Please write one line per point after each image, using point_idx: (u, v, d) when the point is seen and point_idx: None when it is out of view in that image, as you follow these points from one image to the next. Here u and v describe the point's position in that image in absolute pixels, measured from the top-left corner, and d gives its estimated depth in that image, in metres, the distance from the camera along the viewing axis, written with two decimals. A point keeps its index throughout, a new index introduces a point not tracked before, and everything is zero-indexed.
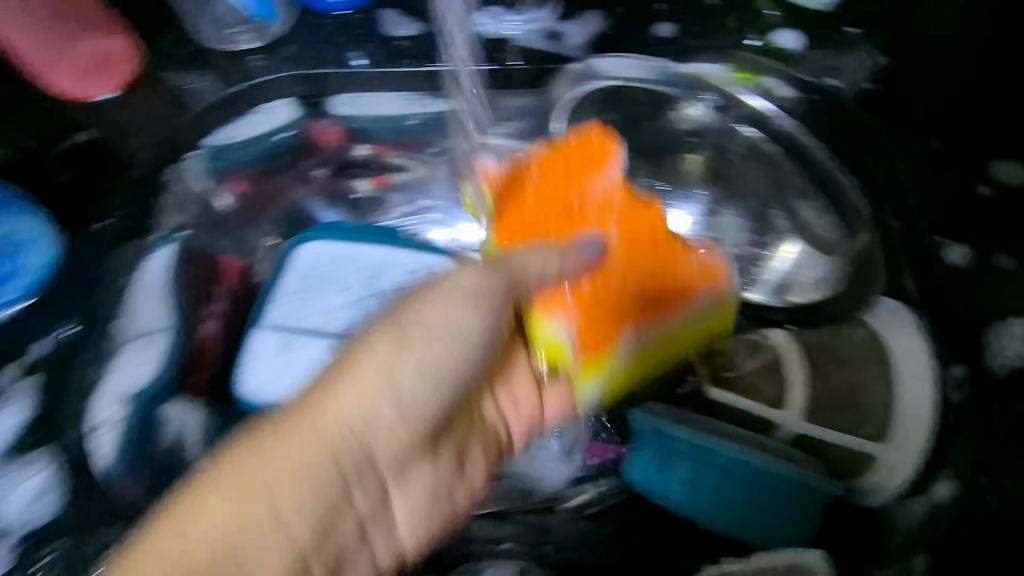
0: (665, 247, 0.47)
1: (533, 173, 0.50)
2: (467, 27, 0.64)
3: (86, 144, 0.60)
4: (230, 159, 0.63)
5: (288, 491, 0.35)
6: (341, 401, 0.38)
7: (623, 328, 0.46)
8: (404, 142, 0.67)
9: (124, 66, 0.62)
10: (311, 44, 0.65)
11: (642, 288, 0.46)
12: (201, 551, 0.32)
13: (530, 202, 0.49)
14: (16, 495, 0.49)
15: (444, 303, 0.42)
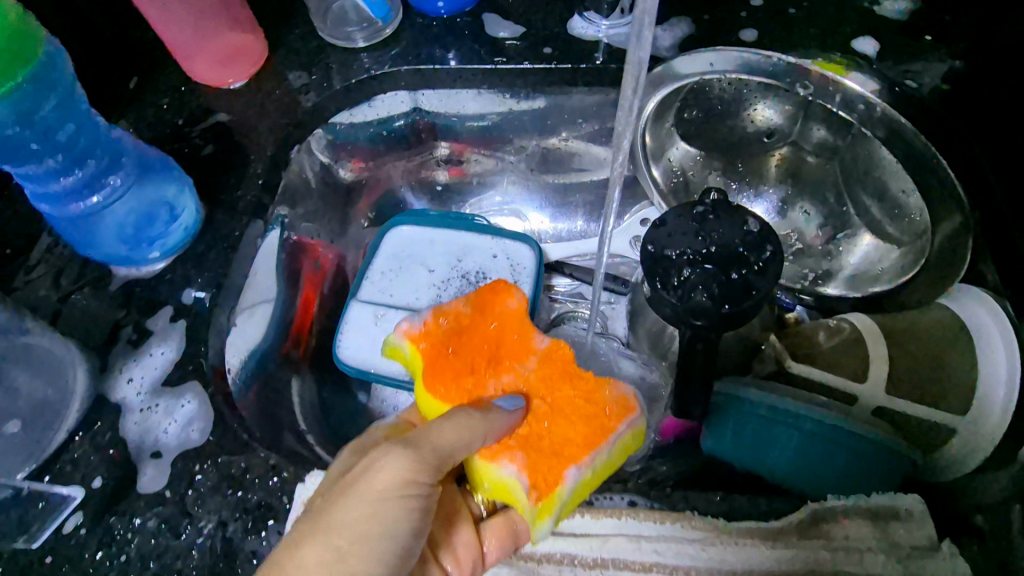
0: (583, 382, 0.46)
1: (436, 331, 0.49)
2: (562, 30, 0.70)
3: (217, 123, 0.67)
4: (350, 137, 0.72)
5: None
6: (334, 537, 0.37)
7: (567, 465, 0.42)
8: (485, 140, 0.76)
9: (254, 59, 0.69)
10: (419, 43, 0.72)
11: (569, 420, 0.44)
12: None
13: (449, 354, 0.48)
14: (172, 424, 0.48)
15: (445, 423, 0.40)
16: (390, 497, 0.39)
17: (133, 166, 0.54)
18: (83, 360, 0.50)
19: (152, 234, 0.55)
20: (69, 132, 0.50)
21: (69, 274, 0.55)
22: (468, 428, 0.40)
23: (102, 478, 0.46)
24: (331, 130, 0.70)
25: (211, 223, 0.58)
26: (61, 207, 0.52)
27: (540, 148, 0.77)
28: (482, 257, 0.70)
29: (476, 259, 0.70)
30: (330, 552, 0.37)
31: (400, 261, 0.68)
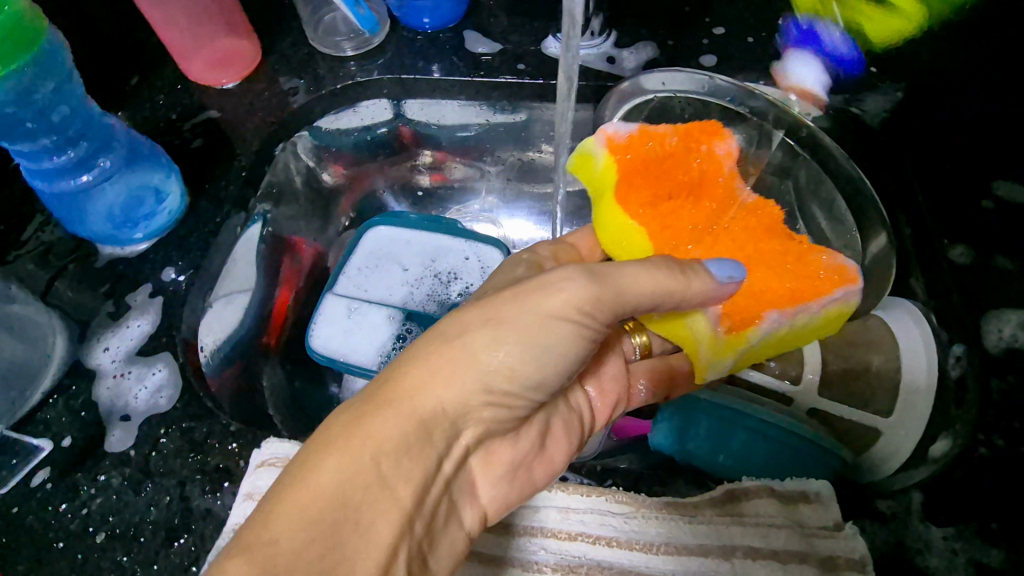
0: (798, 246, 0.50)
1: (632, 151, 0.53)
2: (536, 48, 0.75)
3: (208, 120, 0.71)
4: (332, 142, 0.75)
5: (405, 440, 0.36)
6: (435, 380, 0.37)
7: (769, 309, 0.47)
8: (464, 149, 0.80)
9: (248, 61, 0.74)
10: (402, 54, 0.77)
11: (777, 275, 0.48)
12: (340, 475, 0.34)
13: (641, 179, 0.51)
14: (142, 390, 0.51)
15: (641, 273, 0.40)
16: (534, 329, 0.39)
17: (122, 151, 0.58)
18: (63, 328, 0.54)
19: (137, 216, 0.59)
20: (62, 114, 0.53)
21: (58, 251, 0.59)
22: (661, 277, 0.41)
23: (72, 437, 0.49)
24: (316, 133, 0.74)
25: (195, 209, 0.62)
26: (53, 183, 0.56)
27: (519, 161, 0.80)
28: (451, 256, 0.74)
29: (448, 259, 0.73)
30: (519, 348, 0.39)
31: (376, 259, 0.72)
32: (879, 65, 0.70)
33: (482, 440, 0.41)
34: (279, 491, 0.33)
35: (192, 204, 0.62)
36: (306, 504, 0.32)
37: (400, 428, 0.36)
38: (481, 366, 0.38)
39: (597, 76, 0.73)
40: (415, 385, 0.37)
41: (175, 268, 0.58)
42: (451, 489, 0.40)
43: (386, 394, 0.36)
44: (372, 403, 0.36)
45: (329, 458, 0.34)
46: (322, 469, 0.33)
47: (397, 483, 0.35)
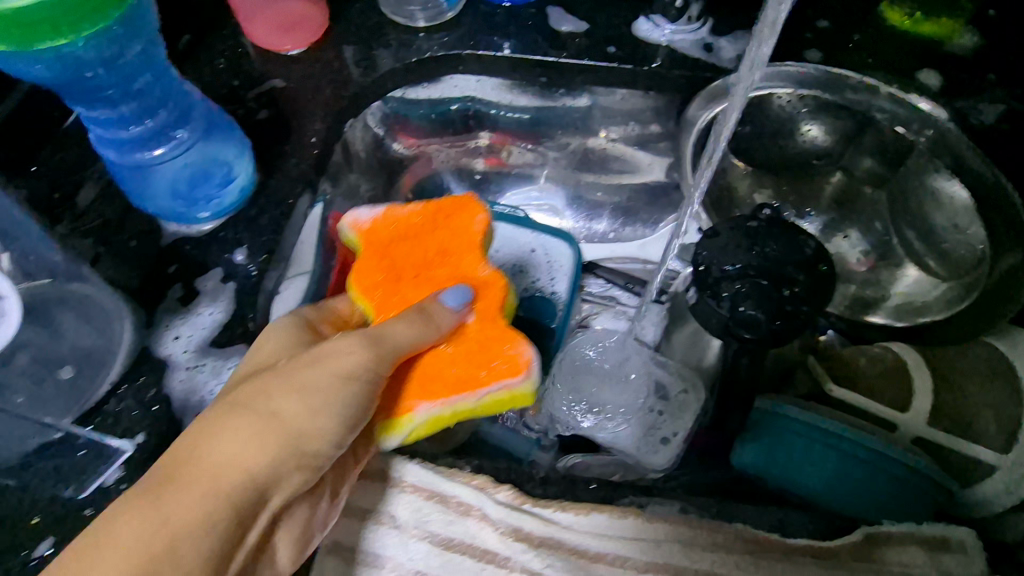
0: (493, 330, 0.43)
1: (398, 233, 0.48)
2: (627, 31, 0.70)
3: (273, 89, 0.66)
4: (403, 114, 0.75)
5: (176, 504, 0.34)
6: (220, 439, 0.36)
7: (424, 397, 0.42)
8: (521, 133, 0.81)
9: (315, 26, 0.68)
10: (480, 28, 0.71)
11: (450, 358, 0.42)
12: (122, 554, 0.33)
13: (389, 254, 0.47)
14: (218, 386, 0.47)
15: (397, 320, 0.40)
16: (299, 388, 0.38)
17: (201, 122, 0.54)
18: (132, 313, 0.50)
19: (210, 193, 0.54)
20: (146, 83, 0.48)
21: (118, 227, 0.54)
22: (417, 331, 0.40)
23: (145, 434, 0.45)
24: (393, 104, 0.73)
25: (265, 186, 0.57)
26: (125, 153, 0.52)
27: (580, 148, 0.81)
28: (523, 250, 0.75)
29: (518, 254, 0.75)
30: (287, 398, 0.38)
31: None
32: (998, 71, 0.64)
33: (290, 506, 0.39)
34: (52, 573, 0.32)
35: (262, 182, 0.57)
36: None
37: (194, 504, 0.34)
38: (254, 412, 0.37)
39: (693, 65, 0.69)
40: (213, 450, 0.36)
41: (244, 250, 0.54)
42: (256, 561, 0.38)
43: (168, 477, 0.35)
44: (155, 488, 0.35)
45: (122, 529, 0.33)
46: (107, 556, 0.32)
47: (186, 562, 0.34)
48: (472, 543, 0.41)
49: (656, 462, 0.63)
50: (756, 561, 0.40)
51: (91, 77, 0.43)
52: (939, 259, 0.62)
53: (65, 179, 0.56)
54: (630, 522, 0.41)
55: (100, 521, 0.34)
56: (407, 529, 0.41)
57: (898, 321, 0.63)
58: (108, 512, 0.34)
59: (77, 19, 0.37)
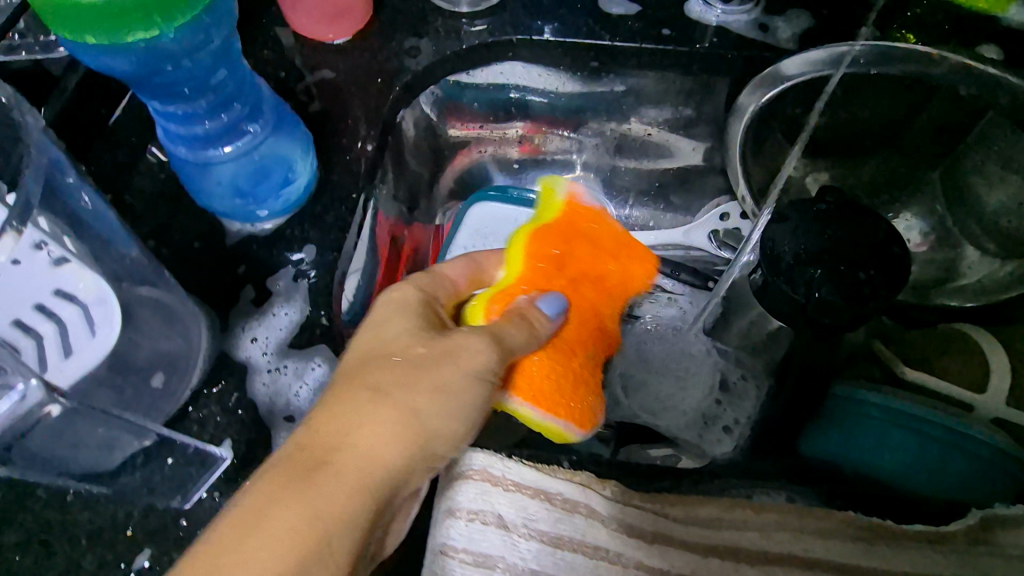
0: (594, 381, 0.50)
1: (589, 241, 0.57)
2: (679, 12, 0.69)
3: (321, 81, 0.64)
4: (460, 98, 0.74)
5: (325, 498, 0.34)
6: (364, 434, 0.35)
7: (527, 392, 0.45)
8: (554, 120, 0.80)
9: (358, 13, 0.66)
10: (527, 12, 0.70)
11: (560, 379, 0.46)
12: (281, 547, 0.32)
13: (558, 249, 0.55)
14: (303, 388, 0.46)
15: (507, 326, 0.42)
16: (439, 389, 0.37)
17: (271, 116, 0.52)
18: (206, 317, 0.49)
19: (278, 189, 0.53)
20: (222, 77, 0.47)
21: (179, 229, 0.53)
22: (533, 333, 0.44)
23: (233, 440, 0.44)
24: (445, 88, 0.72)
25: (326, 183, 0.56)
26: (196, 149, 0.50)
27: (616, 135, 0.80)
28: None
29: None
30: (427, 397, 0.37)
31: (481, 235, 0.75)
32: None
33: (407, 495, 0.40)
34: (200, 564, 0.31)
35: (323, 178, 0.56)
36: (214, 572, 0.31)
37: (341, 499, 0.34)
38: (394, 407, 0.37)
39: (747, 45, 0.67)
40: (355, 440, 0.35)
41: (312, 249, 0.53)
42: (373, 545, 0.39)
43: (321, 460, 0.35)
44: (305, 477, 0.34)
45: (275, 518, 0.32)
46: (266, 546, 0.32)
47: (335, 553, 0.34)
48: (583, 540, 0.40)
49: (716, 448, 0.65)
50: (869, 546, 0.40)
51: (170, 70, 0.42)
52: (996, 239, 0.65)
53: (119, 180, 0.54)
54: (743, 514, 0.41)
55: (243, 510, 0.32)
56: (513, 528, 0.40)
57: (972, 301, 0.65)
58: (250, 493, 0.33)
59: (167, 3, 0.35)
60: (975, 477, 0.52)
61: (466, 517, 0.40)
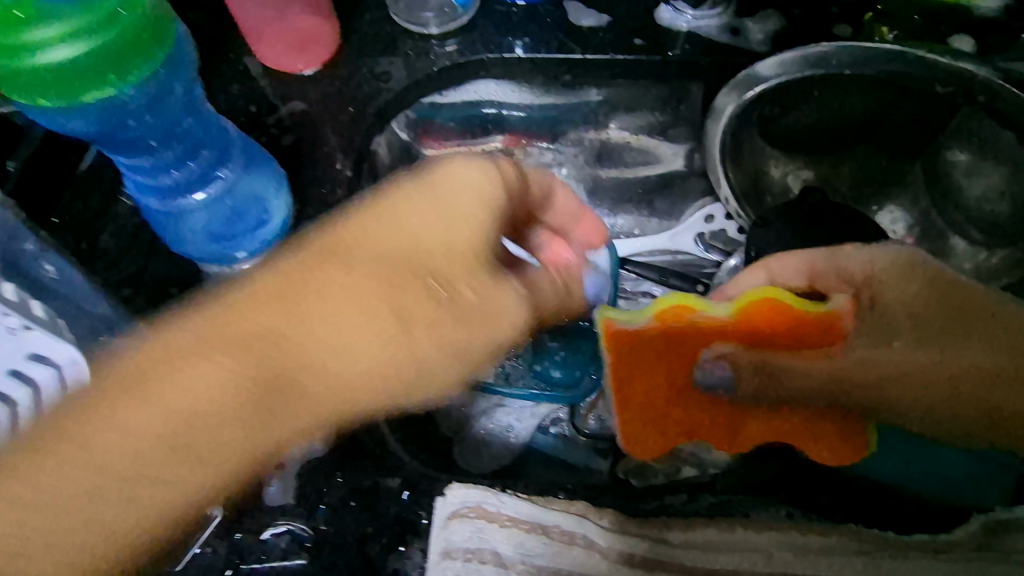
0: (665, 436, 0.54)
1: (804, 332, 0.50)
2: (649, 20, 0.69)
3: (293, 113, 0.63)
4: (431, 120, 0.73)
5: (376, 349, 0.43)
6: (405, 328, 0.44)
7: (618, 384, 0.55)
8: (533, 132, 0.78)
9: (327, 42, 0.65)
10: (497, 30, 0.69)
11: (641, 406, 0.54)
12: (207, 374, 0.41)
13: (773, 330, 0.51)
14: None
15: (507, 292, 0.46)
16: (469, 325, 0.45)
17: (240, 158, 0.52)
18: None
19: (255, 230, 0.52)
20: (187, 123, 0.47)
21: (155, 276, 0.52)
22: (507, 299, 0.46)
23: (221, 493, 0.43)
24: (419, 109, 0.71)
25: (303, 219, 0.55)
26: (167, 200, 0.50)
27: (597, 143, 0.79)
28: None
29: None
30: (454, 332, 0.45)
31: None
32: None
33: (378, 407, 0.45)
34: (192, 322, 0.43)
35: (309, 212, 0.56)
36: (179, 340, 0.42)
37: (351, 355, 0.43)
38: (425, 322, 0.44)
39: (719, 50, 0.67)
40: (344, 327, 0.43)
41: None
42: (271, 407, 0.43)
43: (400, 315, 0.44)
44: (291, 313, 0.43)
45: (288, 325, 0.43)
46: (274, 342, 0.42)
47: (301, 391, 0.43)
48: (581, 570, 0.40)
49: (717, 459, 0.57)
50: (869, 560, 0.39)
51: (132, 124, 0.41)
52: (980, 227, 0.65)
53: (89, 228, 0.53)
54: (740, 533, 0.41)
55: (218, 317, 0.42)
56: (510, 564, 0.40)
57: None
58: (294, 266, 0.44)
59: (121, 65, 0.36)
60: (973, 476, 0.52)
61: (462, 558, 0.40)
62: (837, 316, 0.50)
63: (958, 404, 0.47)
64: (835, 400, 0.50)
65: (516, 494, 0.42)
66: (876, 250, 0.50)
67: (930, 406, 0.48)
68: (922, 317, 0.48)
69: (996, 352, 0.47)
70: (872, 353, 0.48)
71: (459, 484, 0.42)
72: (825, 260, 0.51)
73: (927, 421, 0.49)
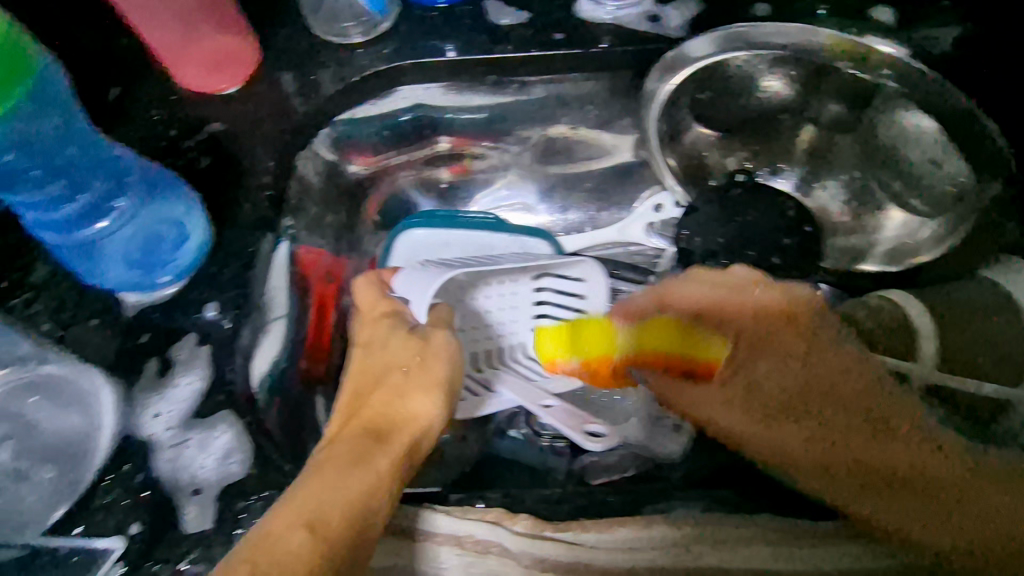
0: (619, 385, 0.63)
1: (687, 347, 0.58)
2: (569, 14, 0.68)
3: (212, 134, 0.62)
4: (361, 134, 0.71)
5: None
6: None
7: (574, 360, 0.64)
8: (478, 134, 0.78)
9: (246, 63, 0.64)
10: (417, 35, 0.68)
11: (602, 379, 0.63)
12: None
13: (669, 351, 0.58)
14: (209, 459, 0.45)
15: None
16: None
17: (137, 186, 0.53)
18: (109, 386, 0.48)
19: (164, 255, 0.52)
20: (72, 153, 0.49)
21: (73, 309, 0.51)
22: None
23: (139, 523, 0.43)
24: (338, 127, 0.69)
25: (221, 239, 0.54)
26: (66, 233, 0.50)
27: (542, 139, 0.78)
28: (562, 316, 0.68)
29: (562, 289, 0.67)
30: None
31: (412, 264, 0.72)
32: None
33: None
34: None
35: (239, 227, 0.55)
36: None
37: None
38: None
39: (640, 40, 0.66)
40: None
41: (215, 306, 0.52)
42: None
43: None
44: None
45: None
46: None
47: None
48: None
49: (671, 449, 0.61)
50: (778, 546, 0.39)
51: None
52: (922, 198, 0.64)
53: None
54: (654, 530, 0.40)
55: None
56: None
57: (893, 266, 0.67)
58: None
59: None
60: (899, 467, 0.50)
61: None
62: (716, 351, 0.57)
63: (790, 441, 0.50)
64: (717, 421, 0.55)
65: (430, 507, 0.41)
66: (764, 295, 0.55)
67: (874, 459, 0.48)
68: (803, 344, 0.54)
69: (961, 483, 0.46)
70: (750, 373, 0.55)
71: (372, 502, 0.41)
72: (741, 299, 0.56)
73: (810, 459, 0.49)
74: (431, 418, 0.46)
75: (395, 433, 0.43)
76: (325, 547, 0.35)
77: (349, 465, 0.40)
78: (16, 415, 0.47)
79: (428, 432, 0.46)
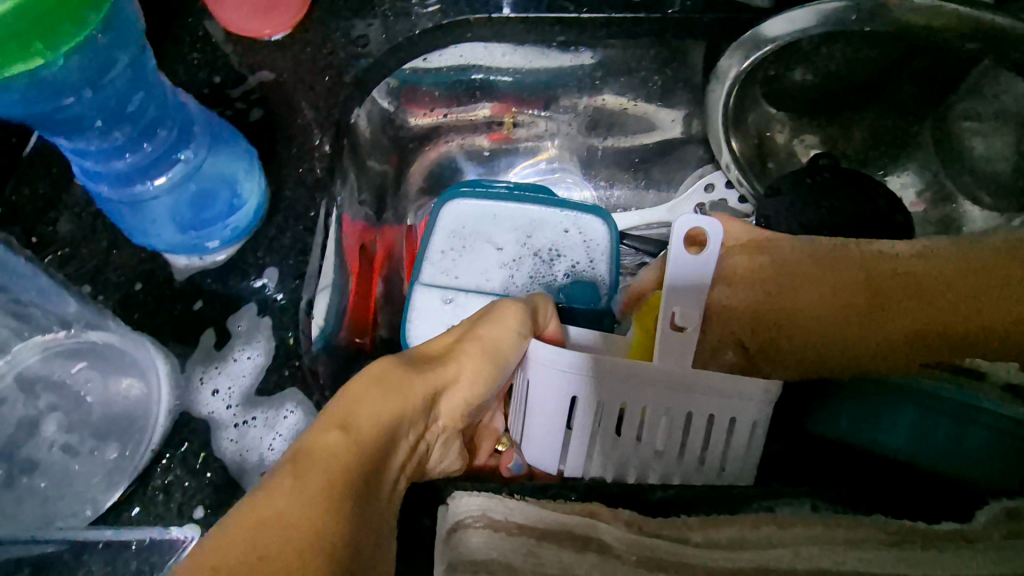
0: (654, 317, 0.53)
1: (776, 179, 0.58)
2: None
3: (260, 85, 0.57)
4: (421, 83, 0.65)
5: None
6: None
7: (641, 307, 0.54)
8: (524, 99, 0.71)
9: (293, 7, 0.57)
10: None
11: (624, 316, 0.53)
12: None
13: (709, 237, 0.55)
14: (277, 440, 0.43)
15: None
16: None
17: (204, 137, 0.47)
18: (163, 358, 0.44)
19: (226, 216, 0.47)
20: (140, 102, 0.41)
21: (119, 269, 0.47)
22: None
23: (203, 507, 0.40)
24: (402, 75, 0.63)
25: (279, 201, 0.50)
26: (121, 187, 0.45)
27: (590, 109, 0.71)
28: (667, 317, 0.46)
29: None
30: None
31: (457, 237, 0.62)
32: None
33: None
34: None
35: (295, 191, 0.51)
36: None
37: None
38: None
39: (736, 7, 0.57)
40: None
41: (273, 274, 0.47)
42: None
43: None
44: None
45: None
46: None
47: None
48: None
49: None
50: (901, 553, 0.37)
51: (71, 104, 0.36)
52: (992, 190, 0.56)
53: (40, 220, 0.48)
54: (762, 531, 0.39)
55: None
56: None
57: None
58: None
59: (58, 26, 0.31)
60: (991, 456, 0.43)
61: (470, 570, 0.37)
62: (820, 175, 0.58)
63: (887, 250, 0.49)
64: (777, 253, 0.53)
65: (523, 499, 0.40)
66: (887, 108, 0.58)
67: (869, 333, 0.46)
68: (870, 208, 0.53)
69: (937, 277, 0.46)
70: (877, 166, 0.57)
71: (465, 490, 0.40)
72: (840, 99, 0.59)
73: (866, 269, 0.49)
74: (474, 379, 0.38)
75: (439, 366, 0.37)
76: (357, 445, 0.30)
77: (387, 382, 0.33)
78: (63, 383, 0.44)
79: (477, 386, 0.38)
